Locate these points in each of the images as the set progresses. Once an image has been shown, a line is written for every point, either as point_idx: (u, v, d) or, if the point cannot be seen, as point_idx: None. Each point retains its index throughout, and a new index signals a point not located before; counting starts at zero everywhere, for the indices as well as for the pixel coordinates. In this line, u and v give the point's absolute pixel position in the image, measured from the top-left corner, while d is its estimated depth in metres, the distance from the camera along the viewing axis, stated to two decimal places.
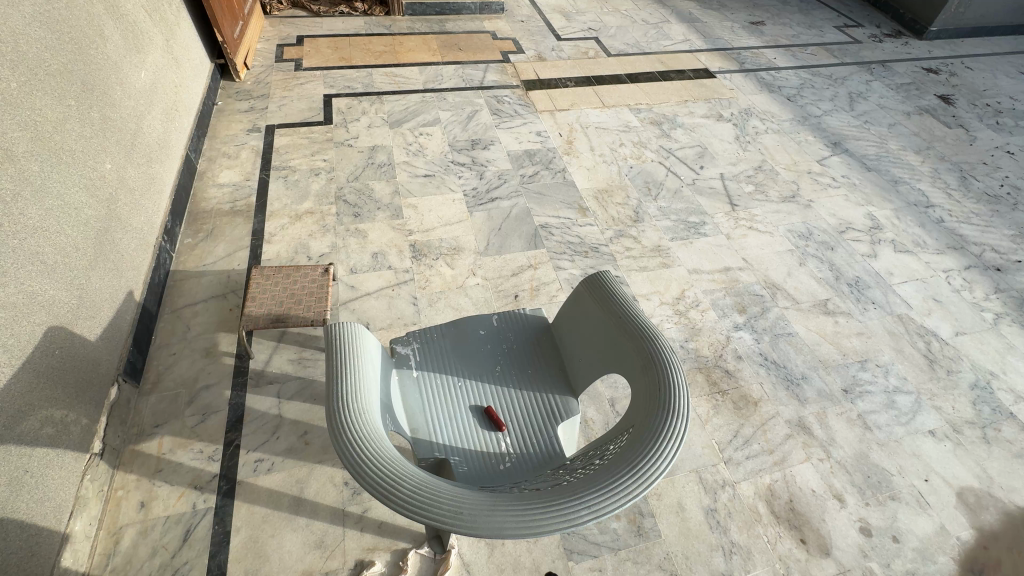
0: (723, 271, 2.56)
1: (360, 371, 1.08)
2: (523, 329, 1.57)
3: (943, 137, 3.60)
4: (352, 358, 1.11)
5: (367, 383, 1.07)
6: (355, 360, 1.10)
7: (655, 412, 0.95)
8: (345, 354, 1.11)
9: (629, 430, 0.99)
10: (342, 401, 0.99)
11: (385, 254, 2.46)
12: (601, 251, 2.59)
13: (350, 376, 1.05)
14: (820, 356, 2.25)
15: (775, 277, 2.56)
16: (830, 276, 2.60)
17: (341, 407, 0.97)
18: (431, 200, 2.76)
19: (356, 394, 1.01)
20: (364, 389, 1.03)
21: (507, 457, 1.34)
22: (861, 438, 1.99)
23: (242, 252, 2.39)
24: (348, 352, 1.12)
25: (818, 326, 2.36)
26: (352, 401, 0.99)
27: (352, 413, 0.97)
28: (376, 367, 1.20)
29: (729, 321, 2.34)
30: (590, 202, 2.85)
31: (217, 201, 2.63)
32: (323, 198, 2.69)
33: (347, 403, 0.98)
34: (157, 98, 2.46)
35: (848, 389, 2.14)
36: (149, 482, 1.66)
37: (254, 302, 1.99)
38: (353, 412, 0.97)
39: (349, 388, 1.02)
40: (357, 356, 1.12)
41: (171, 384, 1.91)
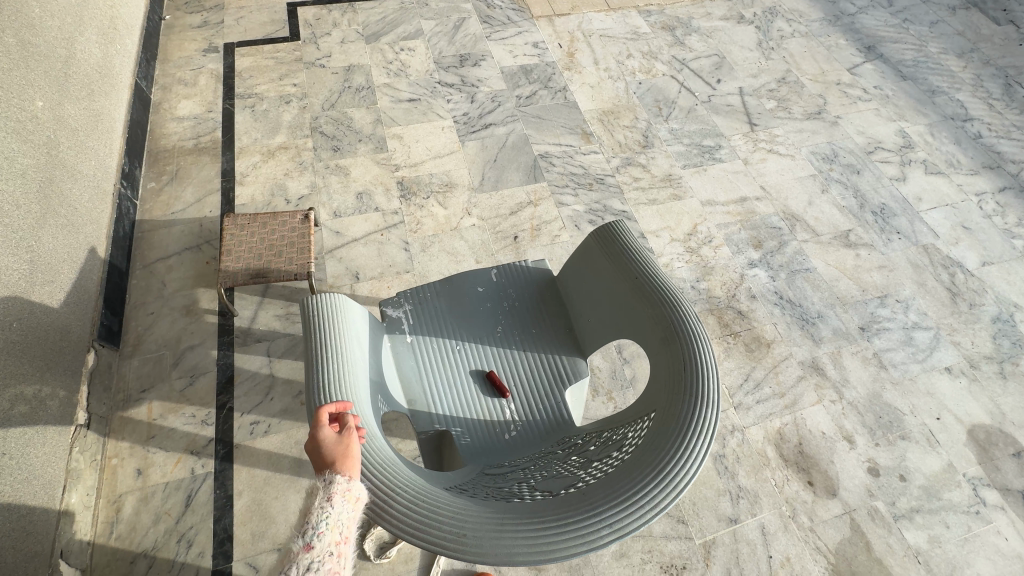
0: (739, 202, 2.35)
1: (344, 357, 0.98)
2: (525, 284, 1.42)
3: (990, 37, 3.20)
4: (334, 342, 1.00)
5: (353, 370, 0.98)
6: (337, 345, 1.00)
7: (683, 401, 0.83)
8: (325, 338, 1.00)
9: (651, 417, 0.88)
10: (325, 398, 0.90)
11: (370, 193, 2.24)
12: (606, 183, 2.37)
13: (333, 365, 0.96)
14: (839, 293, 2.13)
15: (795, 207, 2.37)
16: (854, 203, 2.40)
17: (323, 404, 0.89)
18: (418, 128, 2.47)
19: (341, 388, 0.92)
20: (349, 380, 0.95)
21: (512, 425, 1.25)
22: (875, 377, 1.93)
23: (213, 196, 2.17)
24: (328, 333, 1.00)
25: (838, 261, 2.22)
26: (335, 397, 0.91)
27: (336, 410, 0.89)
28: (364, 347, 1.10)
29: (744, 258, 2.19)
30: (595, 126, 2.57)
31: (178, 138, 2.35)
32: (297, 131, 2.41)
33: (330, 399, 0.90)
34: (88, 15, 2.09)
35: (866, 327, 2.05)
36: (143, 449, 1.61)
37: (230, 256, 1.81)
38: (337, 409, 0.89)
39: (332, 381, 0.93)
40: (340, 339, 1.01)
41: (153, 346, 1.80)
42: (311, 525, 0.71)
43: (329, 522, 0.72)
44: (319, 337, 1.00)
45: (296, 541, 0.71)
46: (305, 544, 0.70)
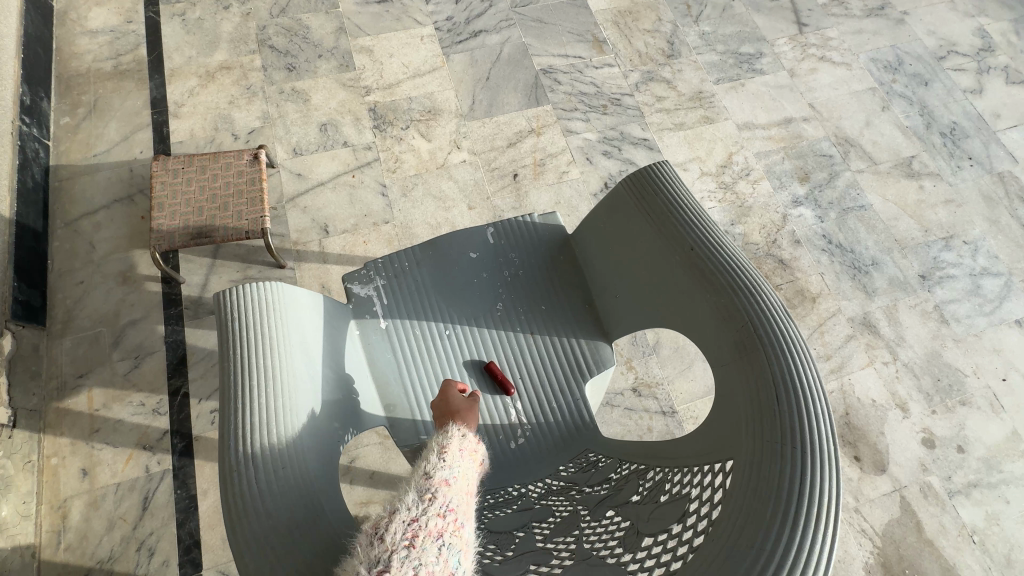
0: (782, 124, 1.96)
1: (275, 380, 0.69)
2: (532, 247, 1.10)
3: None
4: (261, 357, 0.70)
5: (290, 395, 0.69)
6: (266, 362, 0.70)
7: (781, 460, 0.55)
8: (248, 350, 0.70)
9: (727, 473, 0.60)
10: (244, 449, 0.63)
11: (337, 124, 1.84)
12: (624, 105, 1.95)
13: (257, 395, 0.67)
14: (896, 235, 1.81)
15: (849, 129, 1.97)
16: (920, 123, 2.00)
17: (242, 461, 0.62)
18: (391, 39, 2.00)
19: (268, 432, 0.64)
20: (281, 416, 0.66)
21: (520, 430, 0.99)
22: (934, 335, 1.67)
23: (143, 132, 1.77)
24: (259, 347, 0.71)
25: (897, 195, 1.87)
26: (259, 449, 0.63)
27: (261, 471, 0.62)
28: (314, 351, 0.80)
29: (788, 194, 1.84)
30: (609, 31, 2.09)
31: (92, 57, 1.89)
32: (241, 45, 1.94)
33: (251, 453, 0.63)
34: None
35: (926, 275, 1.75)
36: (86, 446, 1.38)
37: (163, 211, 1.47)
38: (261, 470, 0.62)
39: (254, 422, 0.65)
40: (271, 350, 0.71)
41: (87, 322, 1.51)
42: (449, 461, 0.72)
43: (461, 469, 0.73)
44: (238, 351, 0.70)
45: (428, 470, 0.70)
46: (440, 475, 0.69)
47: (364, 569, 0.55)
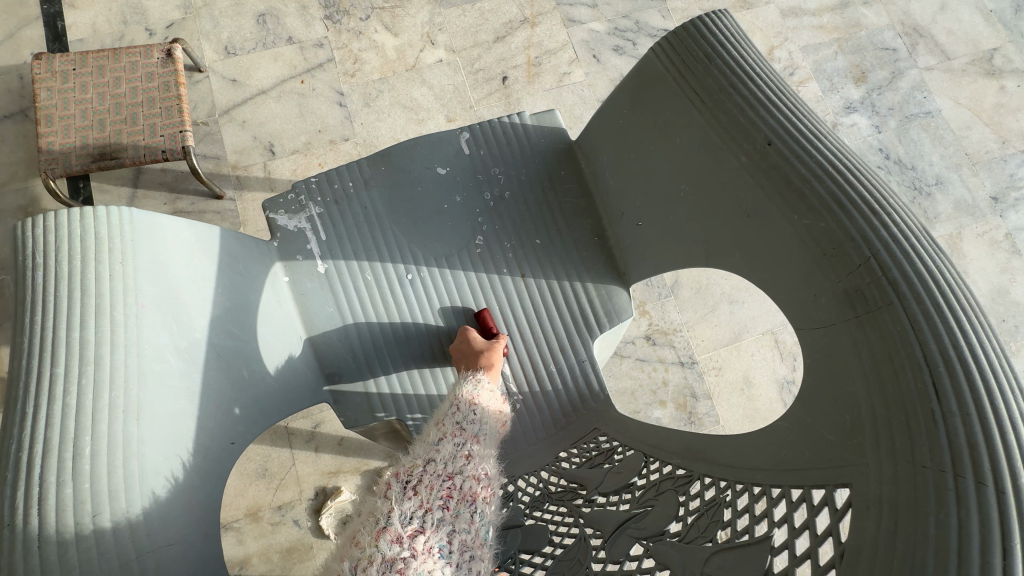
0: (837, 9, 1.57)
1: (82, 369, 0.45)
2: (524, 158, 0.81)
3: None
4: (72, 330, 0.46)
5: (118, 394, 0.45)
6: (82, 340, 0.46)
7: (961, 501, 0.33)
8: (60, 318, 0.47)
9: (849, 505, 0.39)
10: (29, 475, 0.42)
11: (278, 14, 1.46)
12: None
13: (62, 388, 0.44)
14: (967, 148, 1.49)
15: (919, 15, 1.59)
16: (1008, 6, 1.61)
17: (24, 491, 0.41)
18: None
19: (69, 451, 0.42)
20: (94, 427, 0.43)
21: (506, 402, 0.75)
22: (1003, 268, 1.41)
23: (32, 28, 1.40)
24: (63, 322, 0.46)
25: (972, 98, 1.53)
26: (50, 478, 0.41)
27: (48, 514, 0.40)
28: (191, 316, 0.54)
29: (839, 98, 1.50)
30: None
31: None
32: None
33: (40, 481, 0.41)
34: None
35: (999, 198, 1.46)
36: None
37: (53, 126, 1.15)
38: (47, 509, 0.41)
39: (49, 433, 0.43)
40: (95, 322, 0.47)
41: None
42: (485, 410, 0.62)
43: (497, 418, 0.64)
44: (42, 319, 0.47)
45: (462, 419, 0.60)
46: (477, 426, 0.60)
47: (397, 527, 0.51)
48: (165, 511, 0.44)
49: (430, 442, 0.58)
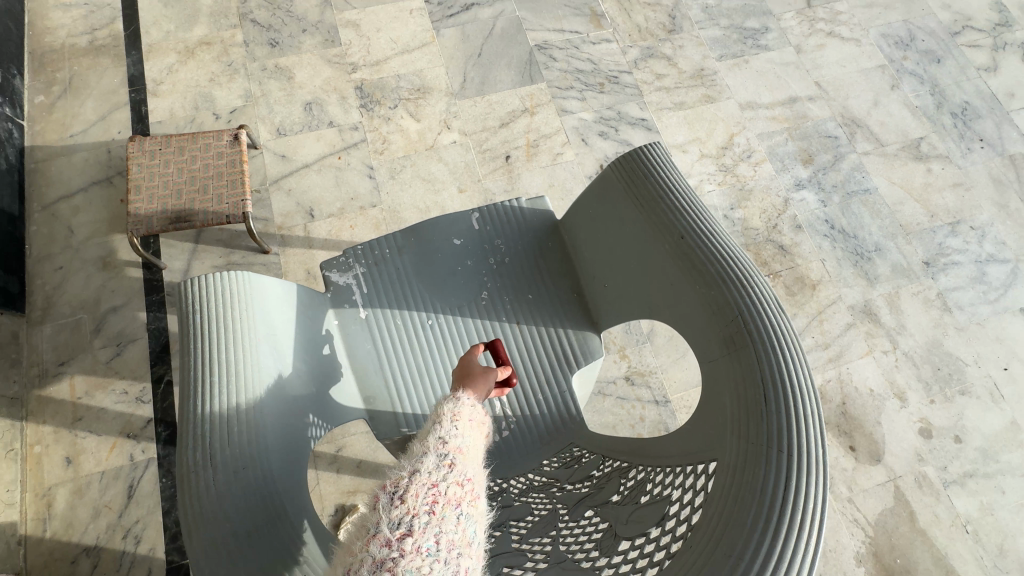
0: (787, 103, 1.88)
1: (239, 377, 0.66)
2: (519, 232, 1.05)
3: None
4: (230, 352, 0.68)
5: (253, 399, 0.66)
6: (228, 362, 0.67)
7: (765, 462, 0.52)
8: (211, 346, 0.68)
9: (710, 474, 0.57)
10: (201, 452, 0.60)
11: (322, 103, 1.77)
12: (621, 83, 1.87)
13: (218, 394, 0.64)
14: (901, 220, 1.75)
15: (856, 109, 1.89)
16: (930, 102, 1.92)
17: (199, 461, 0.60)
18: (378, 13, 1.91)
19: (227, 434, 0.62)
20: (240, 416, 0.63)
21: (503, 424, 0.95)
22: (936, 323, 1.63)
23: (120, 111, 1.71)
24: (222, 346, 0.68)
25: (904, 179, 1.80)
26: (218, 450, 0.61)
27: (220, 473, 0.59)
28: (286, 348, 0.77)
29: (790, 177, 1.77)
30: (607, 4, 2.00)
31: (66, 31, 1.81)
32: (221, 18, 1.86)
33: (210, 454, 0.60)
34: None
35: (930, 262, 1.70)
36: (69, 434, 1.36)
37: (140, 195, 1.42)
38: (220, 469, 0.60)
39: (212, 423, 0.62)
40: (235, 350, 0.68)
41: (66, 309, 1.47)
42: (465, 425, 0.66)
43: (477, 432, 0.68)
44: (205, 343, 0.68)
45: (444, 433, 0.64)
46: (459, 438, 0.64)
47: (386, 532, 0.53)
48: (286, 475, 0.65)
49: (415, 454, 0.62)
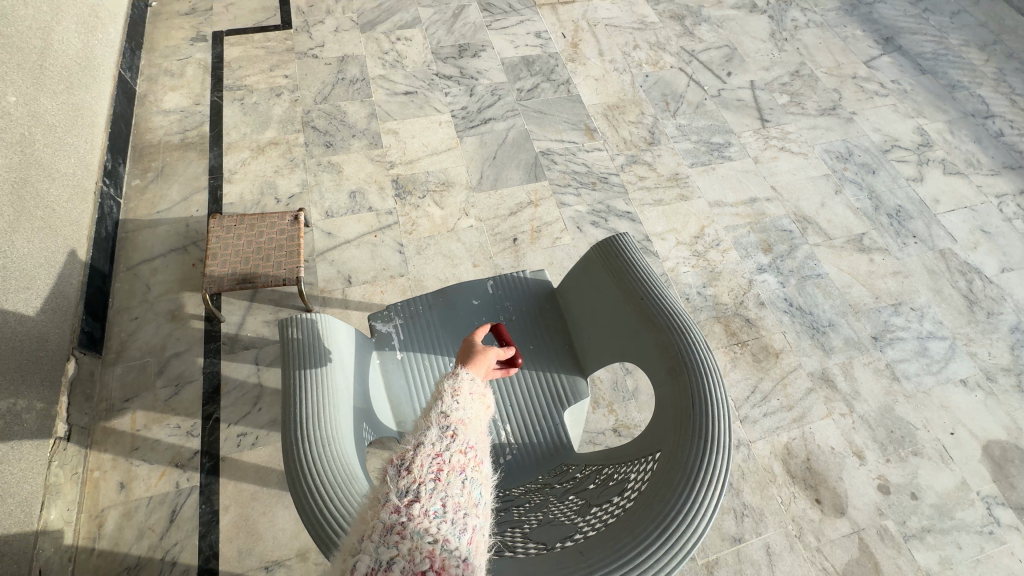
0: (748, 202, 2.26)
1: (322, 379, 0.91)
2: (523, 296, 1.35)
3: (1014, 29, 3.08)
4: (316, 362, 0.93)
5: (337, 401, 0.90)
6: (320, 372, 0.92)
7: (690, 444, 0.76)
8: (308, 360, 0.93)
9: (653, 457, 0.81)
10: (302, 431, 0.83)
11: (364, 192, 2.15)
12: (610, 182, 2.27)
13: (309, 390, 0.89)
14: (850, 300, 2.04)
15: (806, 208, 2.27)
16: (869, 205, 2.30)
17: (301, 437, 0.83)
18: (414, 123, 2.37)
19: (320, 421, 0.85)
20: (330, 410, 0.87)
21: (507, 449, 1.18)
22: (887, 390, 1.86)
23: (200, 194, 2.09)
24: (310, 358, 0.94)
25: (851, 266, 2.13)
26: (312, 427, 0.84)
27: (313, 443, 0.82)
28: (349, 366, 1.02)
29: (753, 262, 2.10)
30: (599, 121, 2.47)
31: (164, 131, 2.25)
32: (288, 124, 2.32)
33: (305, 430, 0.83)
34: (66, 3, 2.00)
35: (878, 336, 1.97)
36: (126, 461, 1.56)
37: (215, 260, 1.74)
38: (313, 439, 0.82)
39: (310, 412, 0.86)
40: (325, 364, 0.94)
41: (136, 353, 1.73)
42: (467, 396, 0.76)
43: (480, 399, 0.78)
44: (299, 355, 0.94)
45: (447, 406, 0.73)
46: (460, 410, 0.73)
47: (394, 500, 0.60)
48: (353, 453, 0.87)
49: (418, 432, 0.70)
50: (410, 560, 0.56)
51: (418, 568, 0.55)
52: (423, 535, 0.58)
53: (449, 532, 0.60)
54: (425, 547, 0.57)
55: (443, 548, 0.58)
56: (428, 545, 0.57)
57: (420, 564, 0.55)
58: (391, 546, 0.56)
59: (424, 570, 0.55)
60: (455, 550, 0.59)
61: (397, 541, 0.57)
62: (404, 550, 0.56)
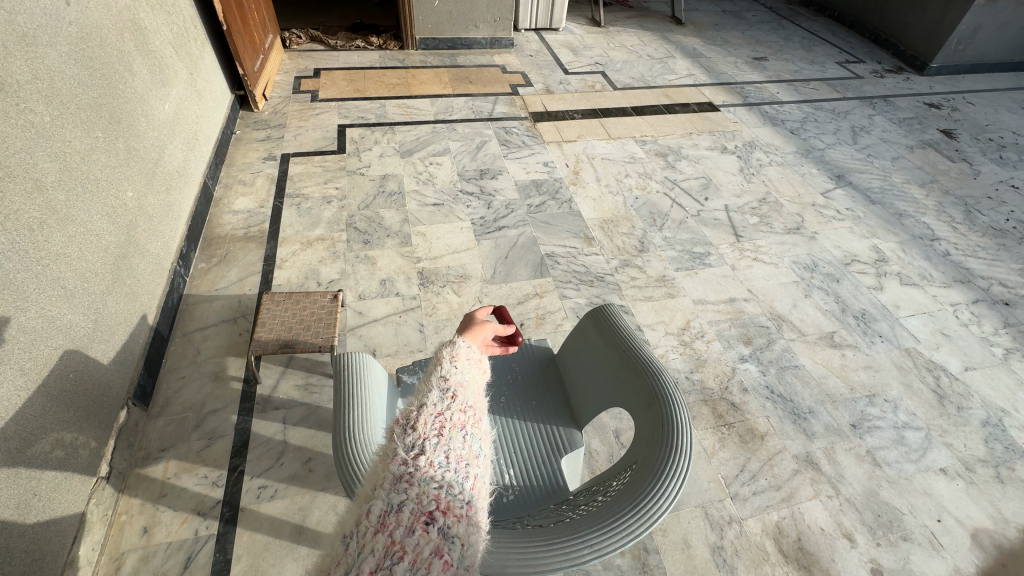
0: (728, 301, 2.57)
1: (363, 395, 1.15)
2: (528, 359, 1.62)
3: (946, 171, 3.67)
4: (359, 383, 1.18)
5: (375, 414, 1.14)
6: (363, 391, 1.16)
7: (658, 449, 0.95)
8: (353, 381, 1.18)
9: (633, 466, 1.00)
10: (349, 432, 1.06)
11: (393, 280, 2.50)
12: (606, 280, 2.62)
13: (354, 403, 1.13)
14: (828, 390, 2.23)
15: (780, 308, 2.57)
16: (836, 308, 2.60)
17: (347, 436, 1.06)
18: (440, 228, 2.81)
19: (363, 426, 1.08)
20: (370, 419, 1.11)
21: (511, 489, 1.32)
22: (870, 475, 1.96)
23: (253, 277, 2.44)
24: (355, 380, 1.18)
25: (825, 360, 2.35)
26: (356, 429, 1.07)
27: (357, 441, 1.05)
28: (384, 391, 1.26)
29: (735, 353, 2.34)
30: (596, 231, 2.90)
31: (231, 227, 2.69)
32: (334, 225, 2.76)
33: (351, 431, 1.07)
34: (178, 129, 2.57)
35: (857, 424, 2.12)
36: (152, 507, 1.67)
37: (264, 327, 2.02)
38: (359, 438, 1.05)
39: (355, 419, 1.09)
40: (366, 385, 1.18)
41: (178, 409, 1.93)
42: (464, 361, 0.96)
43: (476, 363, 0.99)
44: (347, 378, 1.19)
45: (447, 372, 0.93)
46: (457, 373, 0.93)
47: (402, 455, 0.77)
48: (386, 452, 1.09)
49: (422, 396, 0.89)
50: (419, 501, 0.72)
51: (426, 508, 0.71)
52: (428, 483, 0.74)
53: (452, 479, 0.76)
54: (431, 491, 0.73)
55: (446, 492, 0.74)
56: (434, 490, 0.73)
57: (427, 504, 0.71)
58: (401, 491, 0.72)
59: (432, 509, 0.71)
60: (459, 494, 0.75)
61: (406, 487, 0.72)
62: (412, 494, 0.72)
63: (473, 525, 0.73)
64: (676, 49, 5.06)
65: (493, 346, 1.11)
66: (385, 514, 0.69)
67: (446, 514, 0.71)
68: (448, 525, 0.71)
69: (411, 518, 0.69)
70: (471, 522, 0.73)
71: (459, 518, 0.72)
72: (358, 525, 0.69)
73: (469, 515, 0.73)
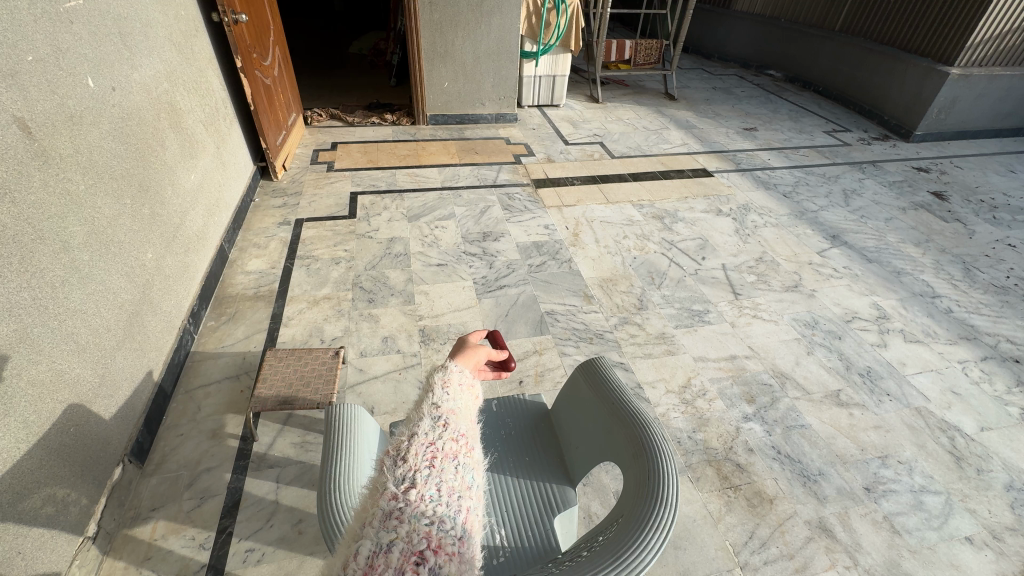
0: (729, 358, 2.57)
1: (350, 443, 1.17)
2: (523, 415, 1.62)
3: (942, 231, 3.74)
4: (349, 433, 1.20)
5: (361, 464, 1.15)
6: (351, 439, 1.18)
7: (644, 502, 0.94)
8: (343, 432, 1.19)
9: (618, 520, 0.98)
10: (333, 481, 1.08)
11: (394, 337, 2.55)
12: (605, 337, 2.64)
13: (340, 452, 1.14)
14: (837, 451, 2.16)
15: (783, 365, 2.55)
16: (840, 365, 2.56)
17: (331, 485, 1.07)
18: (443, 287, 2.90)
19: (346, 475, 1.10)
20: (355, 468, 1.12)
21: (501, 551, 1.27)
22: (889, 544, 1.85)
23: (259, 335, 2.51)
24: (347, 429, 1.20)
25: (832, 419, 2.29)
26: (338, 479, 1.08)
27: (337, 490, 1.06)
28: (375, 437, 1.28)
29: (738, 411, 2.30)
30: (595, 290, 2.96)
31: (242, 287, 2.80)
32: (341, 284, 2.86)
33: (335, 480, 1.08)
34: (202, 198, 2.76)
35: (870, 488, 2.02)
36: (135, 570, 1.63)
37: (265, 383, 2.06)
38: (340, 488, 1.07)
39: (340, 468, 1.11)
40: (356, 434, 1.19)
41: (173, 466, 1.93)
42: (456, 386, 0.98)
43: (468, 388, 1.00)
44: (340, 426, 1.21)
45: (439, 399, 0.95)
46: (449, 400, 0.95)
47: (393, 490, 0.77)
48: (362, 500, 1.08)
49: (414, 426, 0.91)
50: (409, 539, 0.72)
51: (416, 547, 0.71)
52: (419, 519, 0.75)
53: (443, 514, 0.77)
54: (422, 529, 0.73)
55: (438, 529, 0.74)
56: (424, 527, 0.74)
57: (418, 543, 0.72)
58: (391, 530, 0.72)
59: (422, 548, 0.71)
60: (451, 530, 0.75)
61: (396, 525, 0.73)
62: (403, 532, 0.72)
63: (465, 563, 0.73)
64: (670, 121, 5.40)
65: (485, 370, 1.14)
66: (373, 556, 0.69)
67: (437, 553, 0.71)
68: (439, 565, 0.70)
69: (400, 559, 0.69)
70: (462, 561, 0.73)
71: (450, 556, 0.72)
72: (346, 566, 0.68)
73: (460, 553, 0.73)
